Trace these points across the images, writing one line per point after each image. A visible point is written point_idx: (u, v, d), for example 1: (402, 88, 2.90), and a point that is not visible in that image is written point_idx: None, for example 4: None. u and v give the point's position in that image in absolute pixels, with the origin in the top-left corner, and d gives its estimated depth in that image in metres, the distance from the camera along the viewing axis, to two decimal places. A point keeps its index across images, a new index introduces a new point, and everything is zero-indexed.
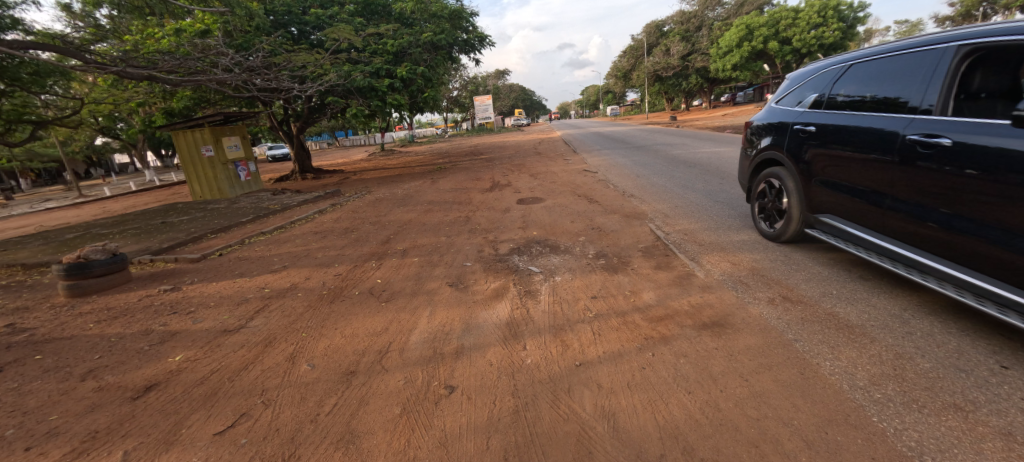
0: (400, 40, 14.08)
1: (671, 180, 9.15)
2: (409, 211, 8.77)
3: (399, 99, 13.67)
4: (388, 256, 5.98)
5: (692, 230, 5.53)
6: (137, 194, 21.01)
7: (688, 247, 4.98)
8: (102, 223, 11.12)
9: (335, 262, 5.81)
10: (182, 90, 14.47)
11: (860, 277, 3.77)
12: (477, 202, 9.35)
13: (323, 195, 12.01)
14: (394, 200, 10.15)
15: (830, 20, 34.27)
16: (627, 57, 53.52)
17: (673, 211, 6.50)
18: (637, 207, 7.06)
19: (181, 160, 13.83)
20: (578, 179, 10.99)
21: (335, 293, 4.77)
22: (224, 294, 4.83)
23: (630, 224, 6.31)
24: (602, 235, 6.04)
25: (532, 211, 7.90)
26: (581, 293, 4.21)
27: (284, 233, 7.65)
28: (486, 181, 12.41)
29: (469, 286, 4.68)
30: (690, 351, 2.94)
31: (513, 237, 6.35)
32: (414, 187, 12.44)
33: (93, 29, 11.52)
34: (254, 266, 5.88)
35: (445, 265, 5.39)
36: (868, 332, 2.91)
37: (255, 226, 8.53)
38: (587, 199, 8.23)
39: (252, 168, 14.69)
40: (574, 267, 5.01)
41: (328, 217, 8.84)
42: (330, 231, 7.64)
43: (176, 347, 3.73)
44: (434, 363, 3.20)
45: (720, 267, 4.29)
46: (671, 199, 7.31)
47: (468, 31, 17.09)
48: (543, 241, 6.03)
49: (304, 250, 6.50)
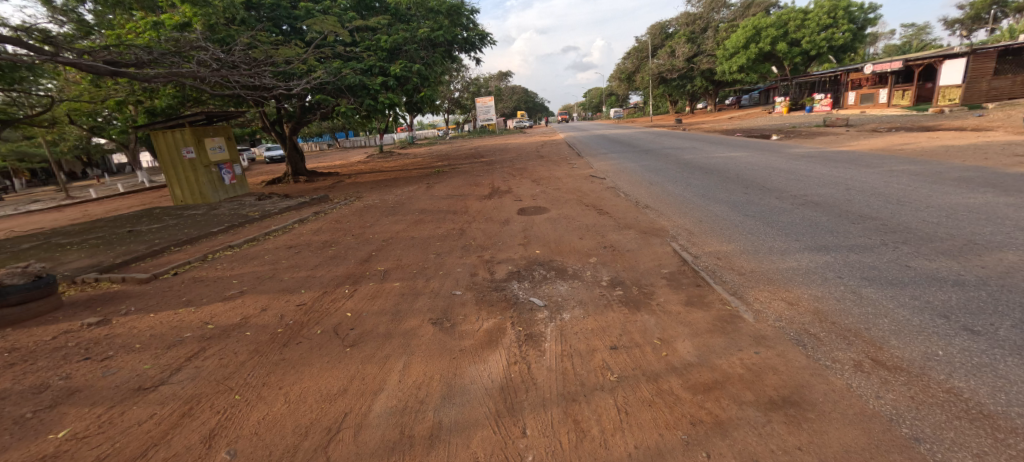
0: (395, 36, 13.27)
1: (688, 189, 8.30)
2: (398, 221, 7.91)
3: (393, 99, 12.74)
4: (365, 279, 5.10)
5: (726, 254, 4.63)
6: (124, 196, 20.15)
7: (726, 276, 4.09)
8: (68, 230, 10.30)
9: (302, 287, 4.93)
10: (164, 88, 13.63)
11: (967, 328, 2.89)
12: (475, 211, 8.47)
13: (310, 201, 11.16)
14: (384, 209, 9.28)
15: (840, 22, 33.30)
16: (631, 59, 52.53)
17: (699, 228, 5.62)
18: (655, 221, 6.17)
19: (161, 161, 12.93)
20: (584, 185, 10.11)
21: (290, 330, 3.88)
22: (156, 331, 3.95)
23: (649, 242, 5.44)
24: (617, 256, 5.18)
25: (535, 224, 7.01)
26: (596, 338, 3.32)
27: (256, 247, 6.80)
28: (485, 187, 11.51)
29: (456, 324, 3.79)
30: (765, 456, 2.05)
31: (512, 256, 5.47)
32: (407, 193, 11.55)
33: (75, 25, 10.57)
34: (207, 290, 4.99)
35: (430, 295, 4.50)
36: (1022, 428, 2.04)
37: (225, 237, 7.66)
38: (596, 210, 7.35)
39: (237, 171, 13.85)
40: (585, 300, 4.12)
41: (308, 227, 7.97)
42: (306, 245, 6.76)
43: (66, 416, 2.85)
44: (400, 454, 2.33)
45: (773, 307, 3.40)
46: (693, 212, 6.44)
47: (469, 28, 16.00)
48: (547, 263, 5.15)
49: (270, 269, 5.63)
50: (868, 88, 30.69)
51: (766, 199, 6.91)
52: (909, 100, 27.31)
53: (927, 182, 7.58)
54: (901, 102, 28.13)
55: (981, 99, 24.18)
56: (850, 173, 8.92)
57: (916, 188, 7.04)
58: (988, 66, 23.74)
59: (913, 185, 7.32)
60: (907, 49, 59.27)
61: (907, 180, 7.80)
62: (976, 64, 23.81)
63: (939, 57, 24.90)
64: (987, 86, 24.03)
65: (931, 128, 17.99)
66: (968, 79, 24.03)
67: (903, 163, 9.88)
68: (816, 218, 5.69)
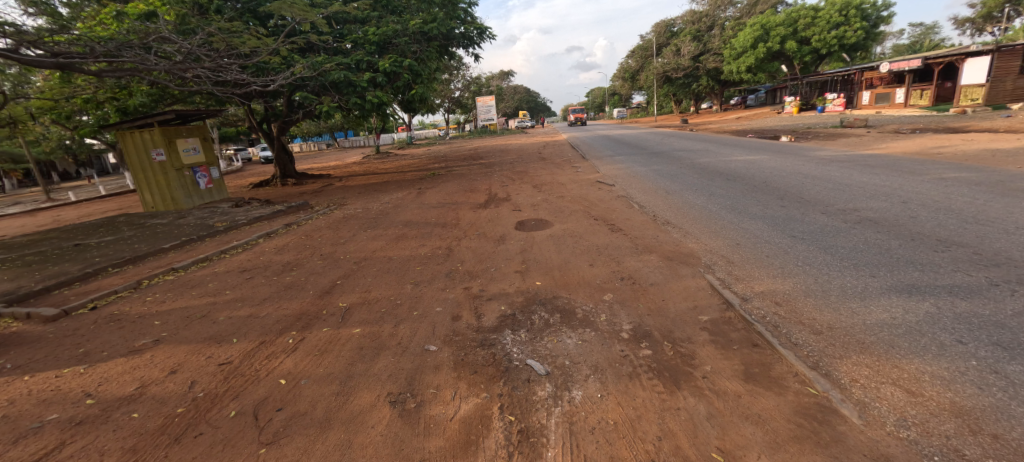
0: (384, 28, 12.24)
1: (711, 200, 7.19)
2: (378, 237, 6.85)
3: (382, 97, 11.67)
4: (318, 321, 4.01)
5: (786, 295, 3.54)
6: (105, 199, 19.11)
7: (795, 335, 3.01)
8: (19, 241, 9.27)
9: (236, 333, 3.85)
10: (136, 84, 12.53)
11: None
12: (466, 224, 7.38)
13: (287, 208, 10.07)
14: (364, 220, 8.18)
15: (852, 19, 31.96)
16: (635, 58, 51.29)
17: (738, 255, 4.52)
18: (680, 243, 5.08)
19: (129, 164, 11.84)
20: (591, 193, 9.05)
21: (197, 411, 2.82)
22: (16, 412, 2.89)
23: (677, 272, 4.37)
24: (638, 292, 4.11)
25: (536, 242, 5.91)
26: (623, 447, 2.29)
27: (205, 269, 5.74)
28: (481, 194, 10.44)
29: (424, 405, 2.73)
30: None
31: (506, 289, 4.41)
32: (395, 200, 10.46)
33: (48, 17, 9.28)
34: (116, 337, 3.91)
35: (395, 349, 3.42)
36: None
37: (175, 256, 6.58)
38: (607, 226, 6.25)
39: (215, 174, 12.78)
40: (601, 363, 3.07)
41: (273, 242, 6.90)
42: (263, 268, 5.66)
43: None
44: None
45: (885, 398, 2.33)
46: (726, 231, 5.32)
47: (466, 22, 14.58)
48: (550, 300, 4.09)
49: (206, 304, 4.53)
50: (882, 87, 29.44)
51: (811, 214, 5.81)
52: (928, 100, 26.14)
53: (995, 193, 6.48)
54: (919, 102, 26.92)
55: (1005, 99, 22.98)
56: (895, 182, 7.84)
57: (988, 202, 5.94)
58: (1014, 65, 22.50)
59: (981, 198, 6.22)
60: (916, 49, 57.94)
61: (970, 191, 6.71)
62: (1001, 62, 22.58)
63: (961, 55, 23.65)
64: (1012, 85, 22.82)
65: (960, 130, 16.81)
66: (992, 77, 22.78)
67: (951, 170, 8.75)
68: (884, 243, 4.60)
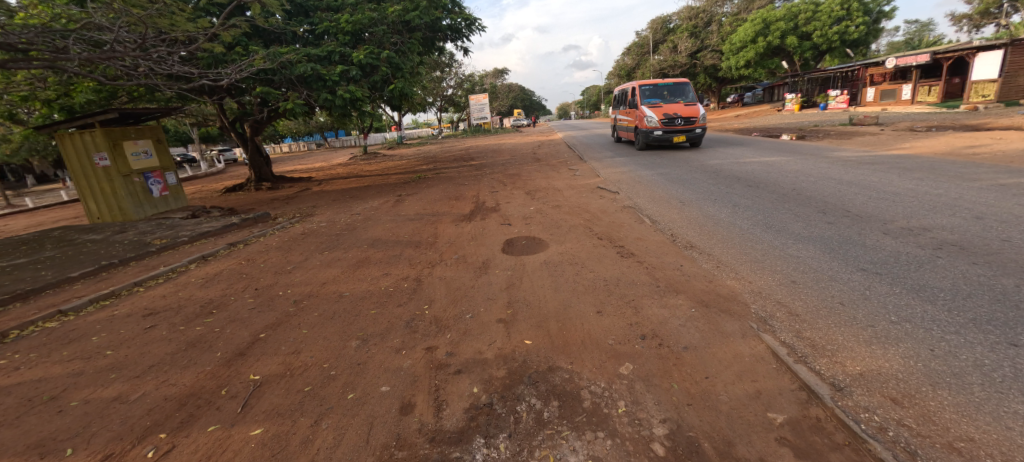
0: (358, 16, 10.99)
1: (736, 213, 6.01)
2: (334, 262, 5.59)
3: (353, 92, 10.35)
4: (209, 411, 2.77)
5: (904, 390, 2.33)
6: (66, 206, 17.72)
7: None
8: None
9: (81, 436, 2.60)
10: (82, 80, 11.21)
11: None
12: (444, 244, 6.13)
13: (243, 220, 8.76)
14: (324, 238, 6.86)
15: (855, 14, 30.72)
16: (630, 55, 50.02)
17: (803, 301, 3.33)
18: (715, 280, 3.88)
19: (69, 170, 10.47)
20: (593, 202, 7.86)
21: None
22: None
23: (722, 329, 3.12)
24: (668, 363, 2.87)
25: (527, 273, 4.65)
26: None
27: (102, 311, 4.48)
28: (467, 202, 9.19)
29: None
30: None
31: (484, 353, 3.17)
32: (369, 210, 9.19)
33: None
34: None
35: None
36: None
37: (79, 289, 5.28)
38: (615, 249, 5.04)
39: (171, 180, 11.45)
40: None
41: (205, 269, 5.63)
42: (177, 308, 4.41)
43: None
44: None
45: None
46: (771, 262, 4.14)
47: (451, 11, 13.22)
48: (542, 378, 2.83)
49: (69, 375, 3.28)
50: (887, 83, 28.29)
51: (872, 236, 4.62)
52: (935, 96, 25.05)
53: None
54: (925, 99, 25.78)
55: (1018, 95, 21.88)
56: (949, 189, 6.65)
57: None
58: None
59: None
60: (917, 44, 56.62)
61: None
62: (1014, 57, 21.43)
63: (971, 49, 22.37)
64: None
65: (982, 127, 15.66)
66: (1005, 72, 21.57)
67: (1004, 174, 7.58)
68: (995, 281, 3.41)
